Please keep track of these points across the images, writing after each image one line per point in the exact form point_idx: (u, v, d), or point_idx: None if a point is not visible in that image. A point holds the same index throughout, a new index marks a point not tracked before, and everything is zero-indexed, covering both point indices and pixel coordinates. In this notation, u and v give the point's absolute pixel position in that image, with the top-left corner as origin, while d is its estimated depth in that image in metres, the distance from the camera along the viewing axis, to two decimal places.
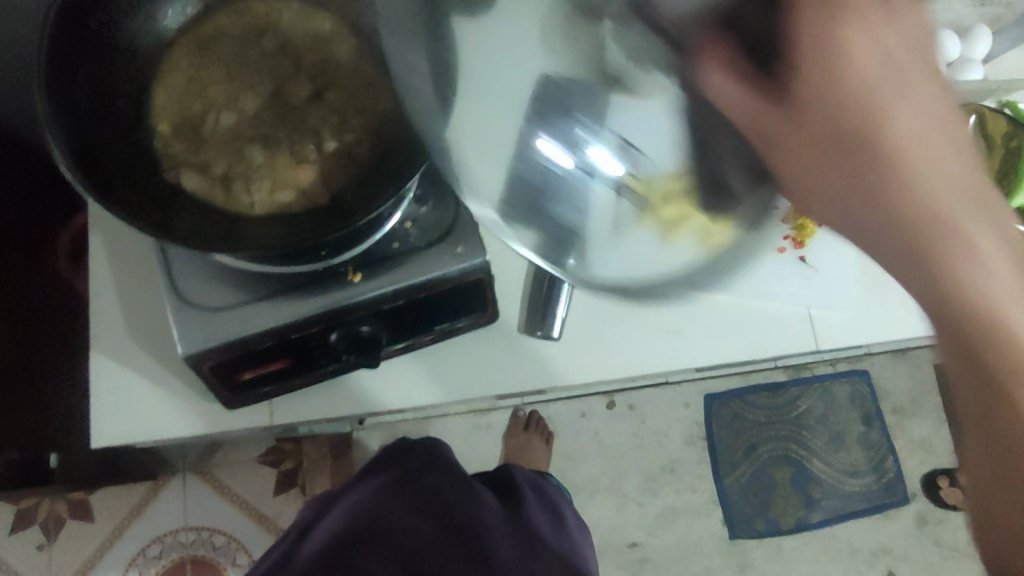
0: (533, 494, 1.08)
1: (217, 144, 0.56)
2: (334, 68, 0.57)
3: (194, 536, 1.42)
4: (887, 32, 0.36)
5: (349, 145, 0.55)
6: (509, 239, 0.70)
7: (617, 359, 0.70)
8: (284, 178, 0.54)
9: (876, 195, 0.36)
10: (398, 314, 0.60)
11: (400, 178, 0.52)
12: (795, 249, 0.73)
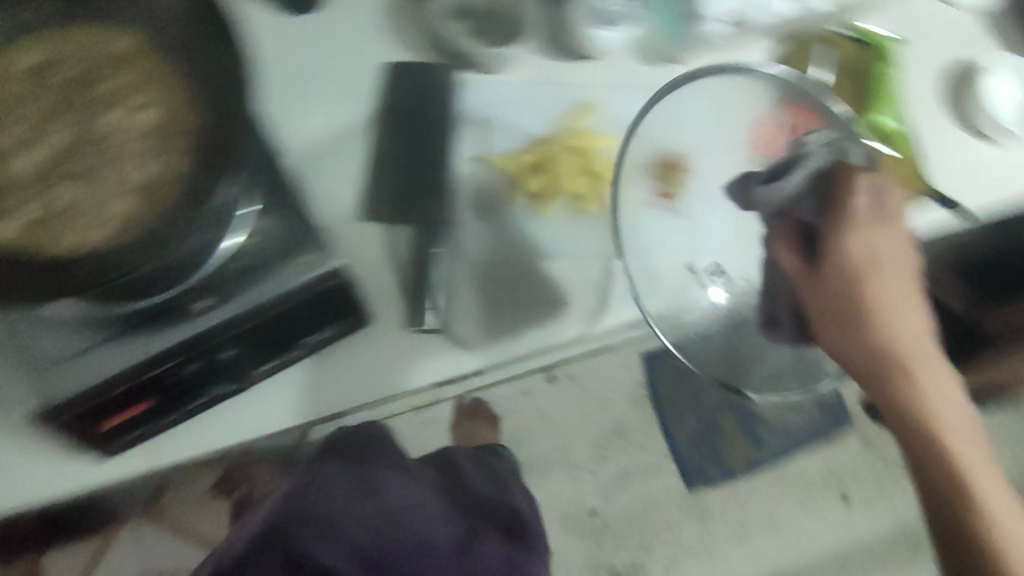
0: (472, 463, 1.03)
1: (27, 187, 0.54)
2: (139, 91, 0.56)
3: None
4: (895, 269, 0.68)
5: (159, 165, 0.53)
6: (375, 237, 0.68)
7: (505, 336, 0.67)
8: (96, 211, 0.52)
9: (859, 310, 0.66)
10: (258, 334, 0.58)
11: (214, 188, 0.50)
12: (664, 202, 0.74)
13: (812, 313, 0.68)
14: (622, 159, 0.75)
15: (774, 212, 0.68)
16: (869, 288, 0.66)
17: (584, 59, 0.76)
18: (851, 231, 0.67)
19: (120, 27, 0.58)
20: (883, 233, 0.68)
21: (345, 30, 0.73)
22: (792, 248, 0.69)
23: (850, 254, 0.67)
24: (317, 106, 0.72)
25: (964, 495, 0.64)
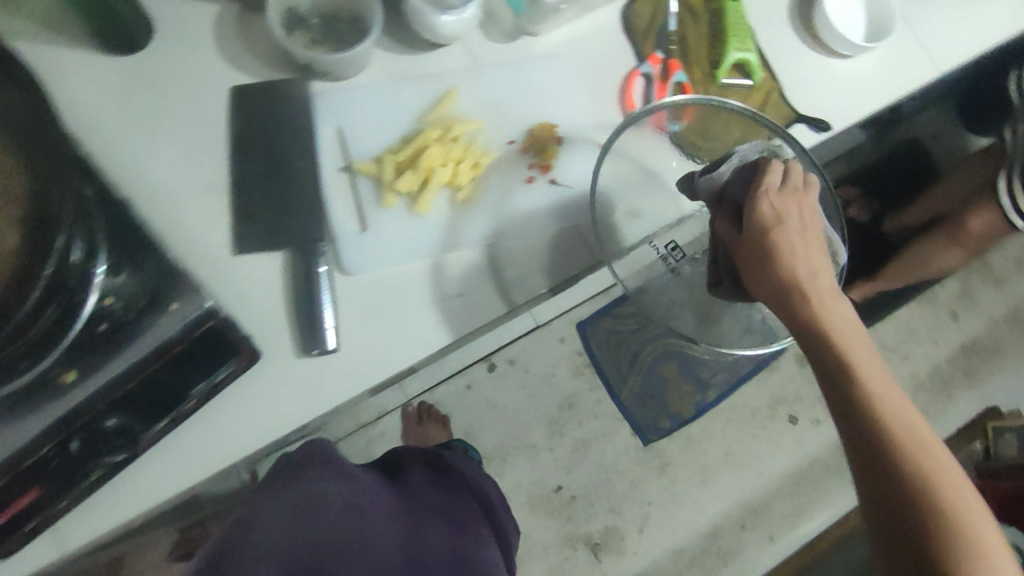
0: (419, 452, 1.06)
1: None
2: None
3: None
4: (815, 244, 0.63)
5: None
6: (253, 268, 0.65)
7: (412, 341, 0.67)
8: None
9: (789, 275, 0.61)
10: (141, 395, 0.54)
11: (53, 233, 0.51)
12: (543, 175, 0.74)
13: (748, 276, 0.64)
14: (491, 141, 0.73)
15: (712, 197, 0.68)
16: (789, 257, 0.61)
17: (432, 49, 0.74)
18: (773, 203, 0.62)
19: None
20: (802, 206, 0.64)
21: (177, 58, 0.69)
22: (727, 219, 0.67)
23: (773, 224, 0.62)
24: (163, 142, 0.67)
25: (892, 440, 0.59)
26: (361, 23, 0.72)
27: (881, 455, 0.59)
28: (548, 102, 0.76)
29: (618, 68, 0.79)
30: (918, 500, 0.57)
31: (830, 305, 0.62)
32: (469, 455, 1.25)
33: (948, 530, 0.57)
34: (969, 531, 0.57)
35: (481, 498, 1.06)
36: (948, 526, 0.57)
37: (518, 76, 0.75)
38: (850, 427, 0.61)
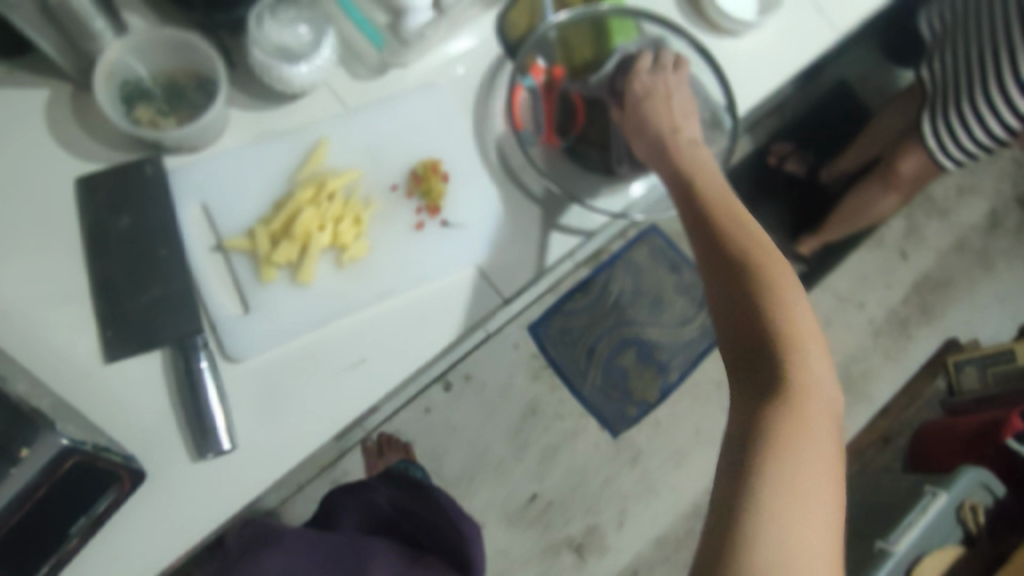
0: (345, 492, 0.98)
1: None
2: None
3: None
4: (687, 116, 0.74)
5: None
6: (129, 373, 0.61)
7: (317, 421, 0.62)
8: None
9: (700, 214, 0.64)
10: (10, 549, 0.49)
11: None
12: (433, 218, 0.69)
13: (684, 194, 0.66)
14: (373, 189, 0.68)
15: (605, 91, 0.77)
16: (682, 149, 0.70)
17: (293, 99, 0.69)
18: (654, 83, 0.74)
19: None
20: (670, 85, 0.74)
21: (8, 156, 0.62)
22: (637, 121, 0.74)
23: (645, 95, 0.74)
24: (10, 252, 0.61)
25: (745, 260, 0.57)
26: (208, 84, 0.65)
27: (741, 283, 0.55)
28: (427, 137, 0.71)
29: (500, 87, 0.74)
30: (753, 303, 0.53)
31: (679, 149, 0.70)
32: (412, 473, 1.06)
33: (791, 329, 0.51)
34: (801, 339, 0.51)
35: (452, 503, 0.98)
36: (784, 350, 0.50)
37: (390, 114, 0.70)
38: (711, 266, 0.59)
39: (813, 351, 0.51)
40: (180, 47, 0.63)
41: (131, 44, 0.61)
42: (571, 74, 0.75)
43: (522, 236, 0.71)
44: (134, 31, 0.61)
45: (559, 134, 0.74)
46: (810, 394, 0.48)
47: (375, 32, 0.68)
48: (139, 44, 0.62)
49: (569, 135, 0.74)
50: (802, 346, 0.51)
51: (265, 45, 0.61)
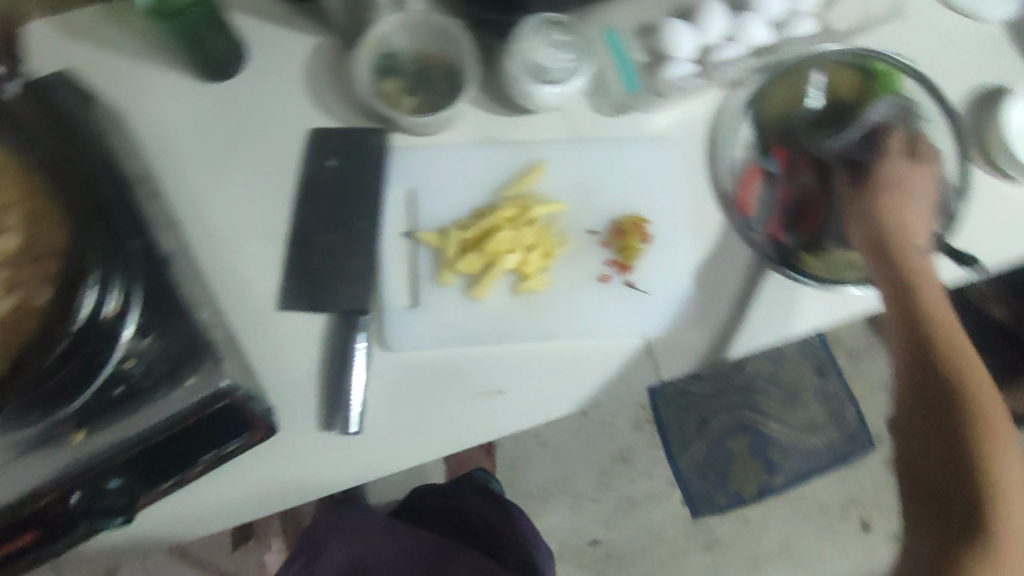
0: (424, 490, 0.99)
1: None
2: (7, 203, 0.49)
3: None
4: (916, 207, 0.66)
5: (26, 299, 0.47)
6: (292, 326, 0.62)
7: (442, 435, 0.61)
8: None
9: (923, 340, 0.59)
10: (150, 460, 0.53)
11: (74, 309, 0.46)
12: (621, 274, 0.66)
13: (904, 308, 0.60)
14: (572, 226, 0.66)
15: (838, 160, 0.70)
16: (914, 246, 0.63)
17: (527, 113, 0.68)
18: (895, 173, 0.67)
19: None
20: (915, 180, 0.67)
21: (261, 91, 0.66)
22: (863, 204, 0.67)
23: (887, 184, 0.67)
24: (233, 179, 0.64)
25: (969, 417, 0.56)
26: (456, 75, 0.66)
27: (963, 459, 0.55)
28: (642, 192, 0.67)
29: (735, 160, 0.69)
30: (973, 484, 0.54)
31: (909, 252, 0.62)
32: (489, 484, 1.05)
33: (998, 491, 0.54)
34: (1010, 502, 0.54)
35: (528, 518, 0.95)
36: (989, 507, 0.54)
37: (614, 157, 0.68)
38: (931, 421, 0.57)
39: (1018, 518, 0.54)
40: (447, 39, 0.66)
41: (405, 21, 0.64)
42: (809, 129, 0.70)
43: (703, 324, 0.66)
44: (412, 10, 0.64)
45: (787, 231, 0.67)
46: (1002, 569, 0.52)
47: (631, 73, 0.67)
48: (413, 23, 0.65)
49: (797, 235, 0.67)
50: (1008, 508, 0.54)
51: (526, 59, 0.62)
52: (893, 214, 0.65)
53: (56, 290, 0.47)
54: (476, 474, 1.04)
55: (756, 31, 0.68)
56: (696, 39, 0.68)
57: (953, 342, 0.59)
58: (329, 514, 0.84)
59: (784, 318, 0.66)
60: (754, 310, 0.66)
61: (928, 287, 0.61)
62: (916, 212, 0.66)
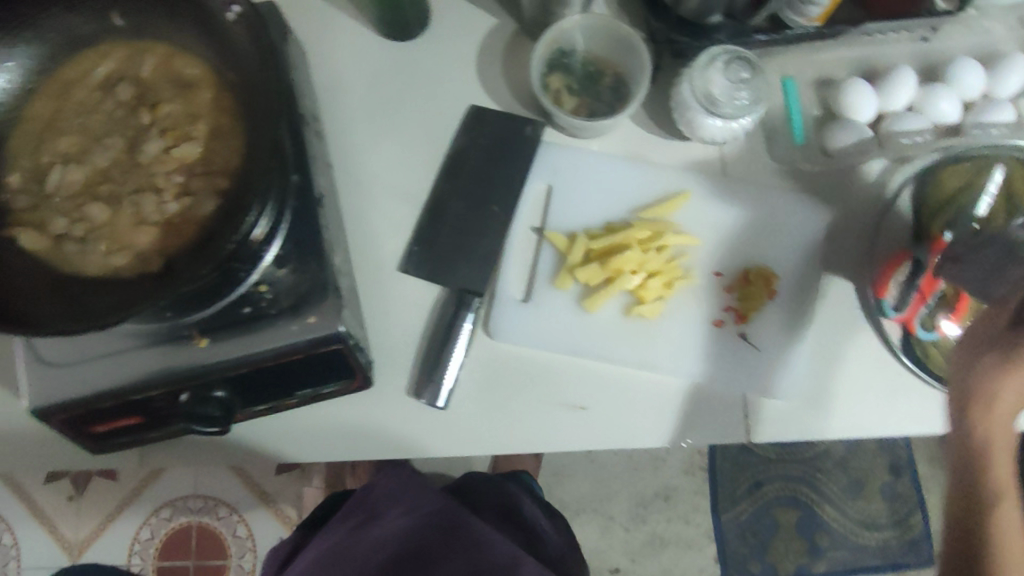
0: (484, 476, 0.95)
1: (59, 200, 0.51)
2: (194, 115, 0.52)
3: (200, 504, 1.27)
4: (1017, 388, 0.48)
5: (191, 207, 0.50)
6: (407, 289, 0.64)
7: (521, 434, 0.62)
8: (121, 239, 0.50)
9: (973, 550, 0.49)
10: (254, 382, 0.56)
11: (229, 229, 0.49)
12: (736, 324, 0.63)
13: (968, 501, 0.49)
14: (700, 264, 0.64)
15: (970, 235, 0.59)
16: (998, 432, 0.49)
17: (684, 139, 0.67)
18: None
19: (176, 46, 0.53)
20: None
21: (434, 58, 0.68)
22: (984, 351, 0.49)
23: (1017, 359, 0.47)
24: (389, 136, 0.67)
25: None
26: (623, 86, 0.66)
27: None
28: (782, 247, 0.65)
29: (887, 239, 0.64)
30: None
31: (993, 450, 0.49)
32: (533, 484, 1.04)
33: None
34: None
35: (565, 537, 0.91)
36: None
37: (762, 205, 0.65)
38: None
39: None
40: (625, 49, 0.65)
41: (589, 22, 0.64)
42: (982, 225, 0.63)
43: (812, 397, 0.63)
44: (597, 11, 0.64)
45: (922, 326, 0.63)
46: None
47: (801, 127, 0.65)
48: (592, 25, 0.64)
49: (934, 332, 0.62)
50: None
51: (699, 85, 0.59)
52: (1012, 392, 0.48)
53: (217, 206, 0.50)
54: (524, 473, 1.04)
55: (945, 110, 0.65)
56: (877, 105, 0.65)
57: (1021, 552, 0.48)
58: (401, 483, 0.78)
59: (891, 413, 0.63)
60: (858, 400, 0.63)
61: (1011, 494, 0.49)
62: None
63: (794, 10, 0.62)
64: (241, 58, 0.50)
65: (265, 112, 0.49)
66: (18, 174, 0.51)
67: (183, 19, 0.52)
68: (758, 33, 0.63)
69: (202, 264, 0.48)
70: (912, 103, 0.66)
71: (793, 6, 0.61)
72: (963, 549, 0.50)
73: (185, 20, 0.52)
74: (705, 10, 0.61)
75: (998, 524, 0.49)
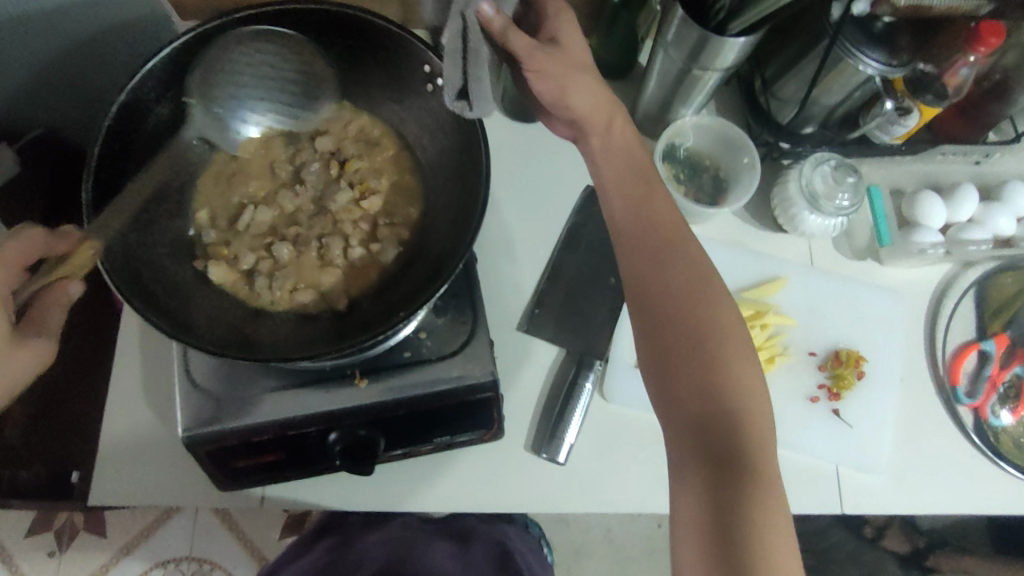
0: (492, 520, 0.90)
1: (248, 237, 0.56)
2: (377, 174, 0.59)
3: (195, 568, 1.19)
4: (588, 79, 0.56)
5: (374, 253, 0.56)
6: (525, 348, 0.68)
7: (632, 493, 0.65)
8: (307, 276, 0.55)
9: (632, 206, 0.55)
10: (399, 423, 0.59)
11: (417, 277, 0.53)
12: (828, 400, 0.69)
13: (615, 183, 0.57)
14: (794, 342, 0.70)
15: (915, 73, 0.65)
16: (581, 75, 0.56)
17: (776, 231, 0.75)
18: (573, 31, 0.57)
19: (364, 113, 0.61)
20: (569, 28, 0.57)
21: (553, 140, 0.77)
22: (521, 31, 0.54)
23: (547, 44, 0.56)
24: (512, 206, 0.74)
25: (675, 276, 0.52)
26: (722, 182, 0.74)
27: (687, 316, 0.51)
28: (866, 334, 0.71)
29: (955, 333, 0.72)
30: (691, 338, 0.50)
31: (613, 111, 0.57)
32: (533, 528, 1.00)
33: (725, 355, 0.50)
34: (726, 363, 0.49)
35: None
36: (751, 471, 0.46)
37: (845, 293, 0.73)
38: (652, 266, 0.53)
39: (742, 375, 0.49)
40: (728, 149, 0.74)
41: (704, 123, 0.72)
42: None
43: (901, 476, 0.67)
44: (710, 114, 0.73)
45: (992, 411, 0.70)
46: (740, 410, 0.48)
47: (886, 229, 0.74)
48: (704, 125, 0.73)
49: (1001, 419, 0.70)
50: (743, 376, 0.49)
51: (806, 179, 0.69)
52: (573, 52, 0.56)
53: (398, 254, 0.56)
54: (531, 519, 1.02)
55: (1003, 224, 0.74)
56: (946, 215, 0.74)
57: (671, 219, 0.55)
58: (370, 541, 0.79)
59: (978, 495, 0.67)
60: (947, 482, 0.67)
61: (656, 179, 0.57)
62: (590, 85, 0.56)
63: (881, 130, 0.70)
64: (436, 131, 0.57)
65: (456, 176, 0.56)
66: (207, 211, 0.56)
67: (376, 87, 0.59)
68: (850, 143, 0.72)
69: (388, 300, 0.53)
70: (974, 216, 0.75)
71: (880, 126, 0.70)
72: (644, 315, 0.52)
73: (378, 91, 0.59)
74: (799, 122, 0.72)
75: (681, 255, 0.53)
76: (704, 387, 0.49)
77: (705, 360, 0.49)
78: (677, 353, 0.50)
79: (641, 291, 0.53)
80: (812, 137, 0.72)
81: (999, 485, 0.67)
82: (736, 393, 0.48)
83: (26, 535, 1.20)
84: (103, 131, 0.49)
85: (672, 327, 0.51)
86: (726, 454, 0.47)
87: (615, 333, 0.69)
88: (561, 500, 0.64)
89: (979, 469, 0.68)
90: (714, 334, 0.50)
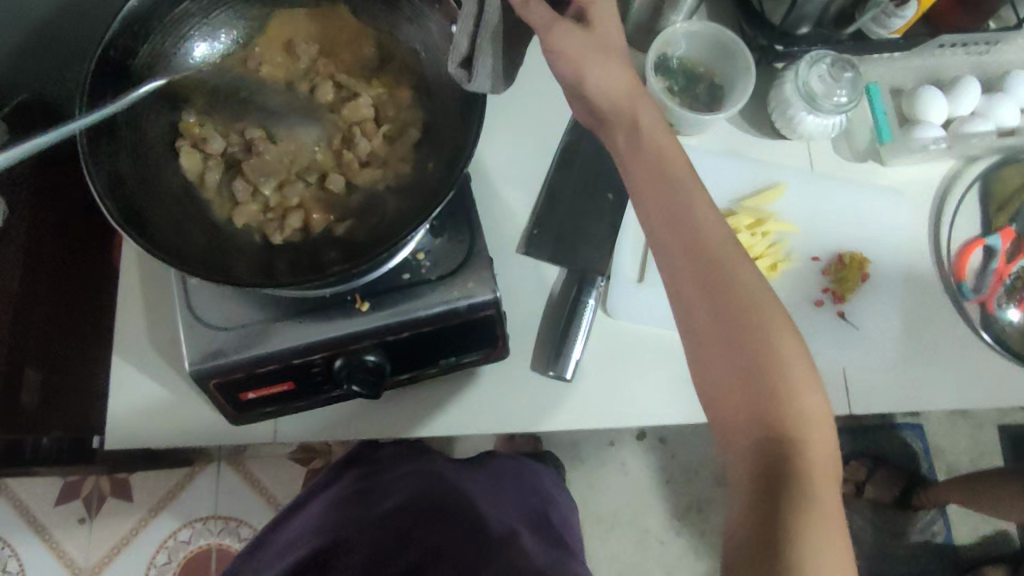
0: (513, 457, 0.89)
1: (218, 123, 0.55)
2: (351, 135, 0.56)
3: (221, 525, 1.22)
4: (614, 63, 0.51)
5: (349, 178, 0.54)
6: (526, 271, 0.68)
7: (642, 404, 0.65)
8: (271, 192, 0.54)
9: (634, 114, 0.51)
10: (404, 346, 0.59)
11: (379, 245, 0.50)
12: (834, 304, 0.69)
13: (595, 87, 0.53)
14: (797, 248, 0.70)
15: None
16: None
17: (775, 137, 0.74)
18: None
19: (366, 63, 0.57)
20: None
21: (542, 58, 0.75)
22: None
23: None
24: (504, 129, 0.72)
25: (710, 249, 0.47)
26: (717, 91, 0.72)
27: (731, 306, 0.45)
28: (870, 236, 0.71)
29: (961, 230, 0.72)
30: (740, 335, 0.45)
31: (635, 106, 0.51)
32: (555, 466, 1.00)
33: (781, 364, 0.44)
34: (784, 376, 0.44)
35: (570, 532, 0.80)
36: (802, 490, 0.42)
37: (848, 195, 0.72)
38: (686, 235, 0.47)
39: (800, 392, 0.44)
40: (722, 55, 0.72)
41: (697, 30, 0.70)
42: None
43: (910, 374, 0.67)
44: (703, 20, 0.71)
45: (997, 307, 0.70)
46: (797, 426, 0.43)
47: (886, 127, 0.72)
48: (696, 32, 0.71)
49: (1007, 314, 0.70)
50: (798, 385, 0.44)
51: (802, 81, 0.67)
52: None
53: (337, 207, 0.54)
54: (548, 452, 1.02)
55: (1007, 114, 0.72)
56: (948, 109, 0.72)
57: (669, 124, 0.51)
58: (403, 474, 0.75)
59: (988, 386, 0.67)
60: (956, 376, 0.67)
61: None
62: (605, 60, 0.51)
63: (878, 24, 0.69)
64: (434, 74, 0.55)
65: (441, 141, 0.53)
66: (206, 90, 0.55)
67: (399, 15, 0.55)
68: (845, 40, 0.70)
69: (318, 254, 0.52)
70: (976, 109, 0.73)
71: (877, 19, 0.69)
72: (682, 295, 0.47)
73: (383, 29, 0.56)
74: (794, 22, 0.69)
75: (707, 220, 0.47)
76: (759, 396, 0.44)
77: (759, 369, 0.44)
78: (725, 379, 0.45)
79: (669, 261, 0.48)
80: (808, 37, 0.69)
81: (1008, 375, 0.67)
82: (795, 406, 0.44)
83: (55, 505, 1.22)
84: (119, 18, 0.49)
85: (720, 316, 0.45)
86: (777, 477, 0.42)
87: (613, 249, 0.69)
88: (572, 416, 0.65)
89: (988, 364, 0.67)
90: (764, 335, 0.45)
